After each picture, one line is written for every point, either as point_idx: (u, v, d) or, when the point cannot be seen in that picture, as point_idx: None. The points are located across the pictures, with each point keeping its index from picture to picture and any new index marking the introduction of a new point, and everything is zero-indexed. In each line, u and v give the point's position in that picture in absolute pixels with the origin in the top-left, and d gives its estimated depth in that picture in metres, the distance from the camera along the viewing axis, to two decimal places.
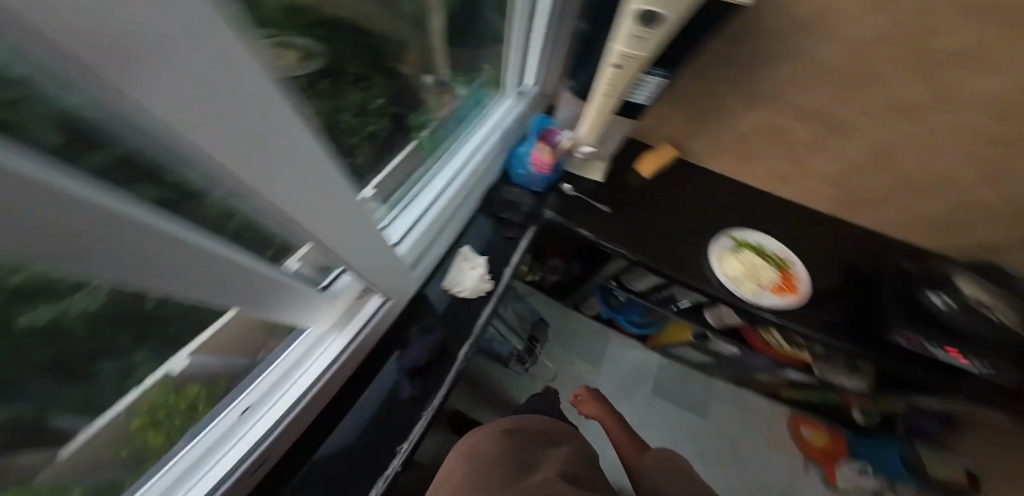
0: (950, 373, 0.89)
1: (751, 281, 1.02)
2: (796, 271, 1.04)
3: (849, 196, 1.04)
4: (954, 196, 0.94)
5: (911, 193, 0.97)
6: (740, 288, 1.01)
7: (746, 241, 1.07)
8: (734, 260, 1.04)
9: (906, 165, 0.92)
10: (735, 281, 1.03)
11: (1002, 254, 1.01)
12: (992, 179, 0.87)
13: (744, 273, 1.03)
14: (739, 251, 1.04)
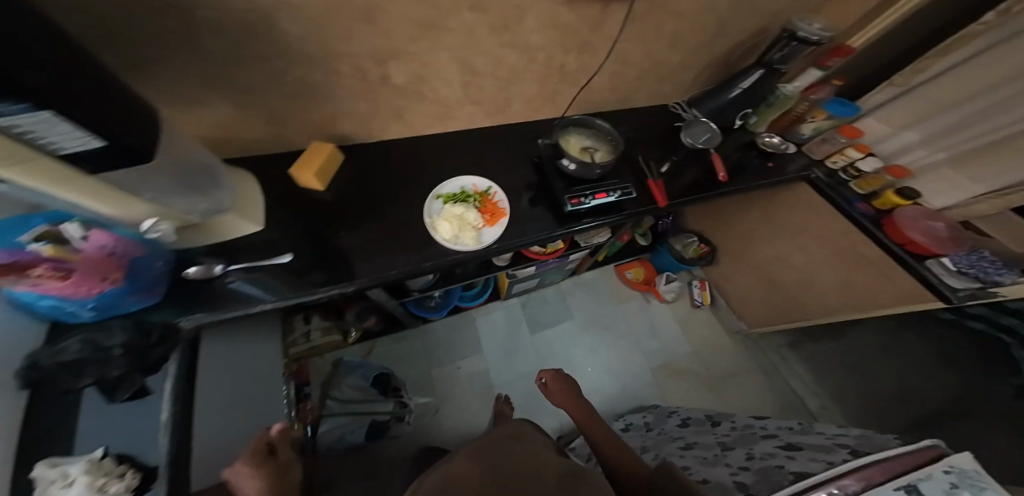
0: (616, 208, 0.99)
1: (469, 229, 0.89)
2: (498, 198, 0.96)
3: (457, 110, 0.97)
4: (529, 68, 0.93)
5: (496, 68, 0.89)
6: (461, 240, 0.88)
7: (453, 193, 0.93)
8: (443, 219, 0.88)
9: (484, 53, 0.82)
10: (453, 238, 0.88)
11: (610, 79, 1.07)
12: (548, 31, 0.83)
13: (460, 222, 0.88)
14: (447, 206, 0.90)
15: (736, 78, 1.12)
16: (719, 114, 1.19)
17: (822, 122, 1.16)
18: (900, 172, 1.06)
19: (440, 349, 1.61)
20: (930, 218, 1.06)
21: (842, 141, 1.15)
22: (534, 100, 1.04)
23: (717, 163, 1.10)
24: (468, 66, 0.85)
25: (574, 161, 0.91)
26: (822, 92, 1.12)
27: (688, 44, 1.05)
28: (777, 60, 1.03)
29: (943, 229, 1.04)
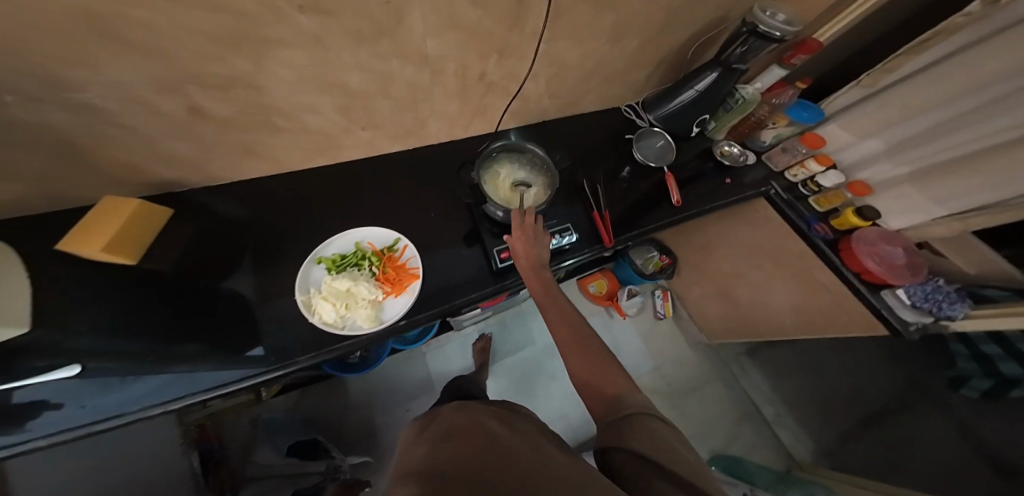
0: (558, 258, 0.79)
1: (361, 305, 0.61)
2: (409, 256, 0.69)
3: (338, 137, 0.71)
4: (431, 80, 0.68)
5: (378, 82, 0.63)
6: (352, 320, 0.61)
7: (341, 254, 0.66)
8: (321, 296, 0.59)
9: (359, 66, 0.58)
10: (340, 319, 0.61)
11: (546, 86, 0.84)
12: (443, 30, 0.59)
13: (346, 298, 0.61)
14: (331, 276, 0.61)
15: (692, 78, 0.93)
16: (675, 122, 1.00)
17: (783, 128, 1.03)
18: (862, 189, 0.96)
19: (388, 399, 1.30)
20: (889, 242, 0.96)
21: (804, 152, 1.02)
22: (448, 117, 0.79)
23: (670, 186, 0.91)
24: (333, 85, 0.59)
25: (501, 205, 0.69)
26: (783, 96, 0.99)
27: (639, 38, 0.83)
28: (736, 58, 0.84)
29: (903, 255, 0.94)
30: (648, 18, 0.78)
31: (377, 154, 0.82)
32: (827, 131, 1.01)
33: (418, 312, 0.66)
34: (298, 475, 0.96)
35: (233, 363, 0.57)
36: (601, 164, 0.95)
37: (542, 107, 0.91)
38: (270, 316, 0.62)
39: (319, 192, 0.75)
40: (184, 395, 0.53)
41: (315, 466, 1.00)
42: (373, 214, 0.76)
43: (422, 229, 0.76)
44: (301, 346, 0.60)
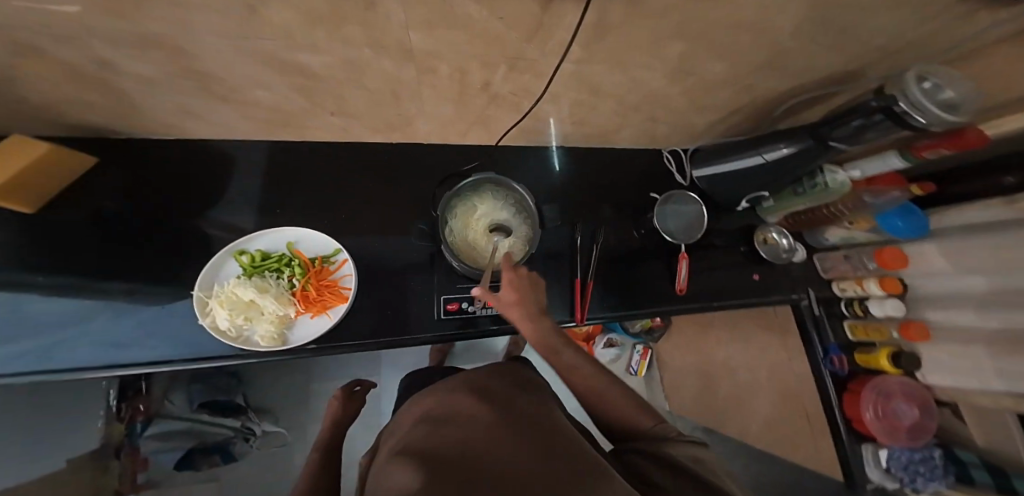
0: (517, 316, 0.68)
1: (265, 319, 0.57)
2: (342, 273, 0.64)
3: (306, 118, 0.62)
4: (418, 79, 0.55)
5: (347, 72, 0.50)
6: (253, 331, 0.57)
7: (266, 253, 0.61)
8: (224, 298, 0.56)
9: (316, 48, 0.44)
10: (236, 327, 0.56)
11: (568, 110, 0.68)
12: (435, 34, 0.44)
13: (246, 308, 0.56)
14: (238, 279, 0.57)
15: (763, 143, 0.71)
16: (718, 189, 0.82)
17: (861, 232, 0.79)
18: (917, 335, 0.76)
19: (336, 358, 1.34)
20: (907, 399, 0.78)
21: (872, 269, 0.81)
22: (441, 120, 0.67)
23: (680, 268, 0.76)
24: (288, 65, 0.47)
25: (450, 253, 0.62)
26: (883, 194, 0.72)
27: (706, 83, 0.64)
28: (839, 138, 0.60)
29: (913, 415, 0.78)
30: (724, 65, 0.58)
31: (359, 142, 0.72)
32: (915, 249, 0.77)
33: (332, 341, 0.61)
34: (202, 434, 1.08)
35: (122, 349, 0.53)
36: (610, 217, 0.81)
37: (561, 129, 0.75)
38: (167, 311, 0.56)
39: (281, 170, 0.68)
40: (44, 371, 0.51)
41: (221, 430, 1.11)
42: (332, 211, 0.69)
43: (377, 245, 0.69)
44: (184, 348, 0.55)
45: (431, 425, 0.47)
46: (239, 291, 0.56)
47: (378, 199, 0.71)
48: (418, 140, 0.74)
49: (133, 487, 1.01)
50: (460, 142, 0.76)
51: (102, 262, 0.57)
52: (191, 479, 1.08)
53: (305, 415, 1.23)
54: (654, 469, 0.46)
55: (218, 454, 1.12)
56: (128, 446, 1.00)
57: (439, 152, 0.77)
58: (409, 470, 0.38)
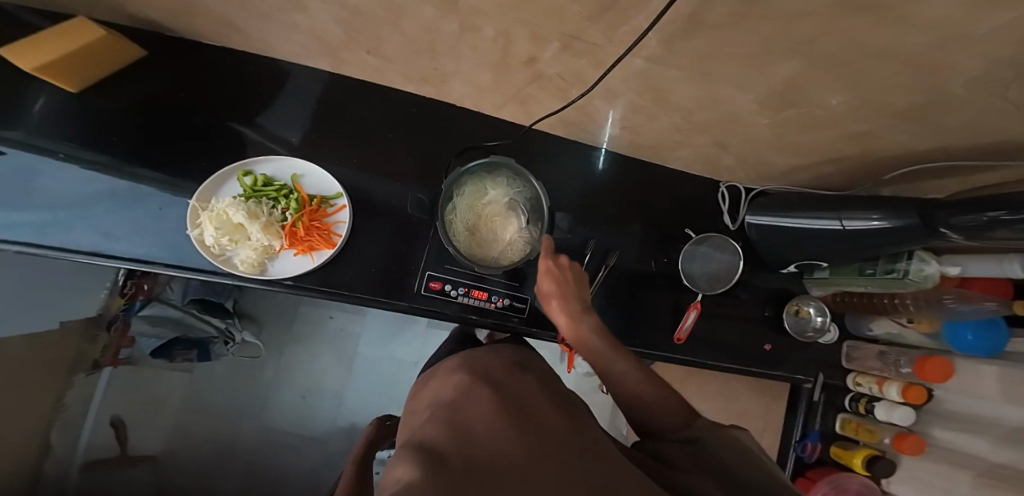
0: (502, 315, 0.65)
1: (250, 245, 0.55)
2: (338, 219, 0.60)
3: (341, 52, 0.54)
4: (461, 34, 0.46)
5: (384, 12, 0.42)
6: (235, 254, 0.56)
7: (269, 178, 0.57)
8: (213, 214, 0.54)
9: None
10: (222, 246, 0.55)
11: (622, 109, 0.58)
12: None
13: (233, 231, 0.55)
14: (234, 199, 0.54)
15: (848, 208, 0.57)
16: (767, 245, 0.71)
17: (915, 335, 0.67)
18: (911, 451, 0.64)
19: None
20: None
21: (903, 372, 0.69)
22: (478, 87, 0.59)
23: (686, 318, 0.71)
24: None
25: (446, 237, 0.57)
26: (970, 302, 0.59)
27: (800, 126, 0.51)
28: (956, 226, 0.44)
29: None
30: (836, 112, 0.45)
31: (388, 89, 0.66)
32: (968, 365, 0.66)
33: (309, 283, 0.59)
34: (187, 329, 0.82)
35: (111, 240, 0.55)
36: (627, 241, 0.74)
37: (607, 129, 0.66)
38: (162, 214, 0.57)
39: (302, 99, 0.64)
40: (37, 243, 0.53)
41: (204, 328, 0.84)
42: (341, 154, 0.65)
43: (375, 200, 0.65)
44: (170, 254, 0.56)
45: (439, 411, 0.44)
46: (230, 210, 0.54)
47: (391, 155, 0.66)
48: (450, 101, 0.67)
49: (115, 359, 0.86)
50: (493, 116, 0.69)
51: (108, 147, 0.57)
52: (160, 378, 0.92)
53: (302, 353, 0.98)
54: (684, 454, 0.39)
55: (196, 352, 0.88)
56: (121, 321, 0.82)
57: (469, 121, 0.70)
58: (410, 456, 0.35)
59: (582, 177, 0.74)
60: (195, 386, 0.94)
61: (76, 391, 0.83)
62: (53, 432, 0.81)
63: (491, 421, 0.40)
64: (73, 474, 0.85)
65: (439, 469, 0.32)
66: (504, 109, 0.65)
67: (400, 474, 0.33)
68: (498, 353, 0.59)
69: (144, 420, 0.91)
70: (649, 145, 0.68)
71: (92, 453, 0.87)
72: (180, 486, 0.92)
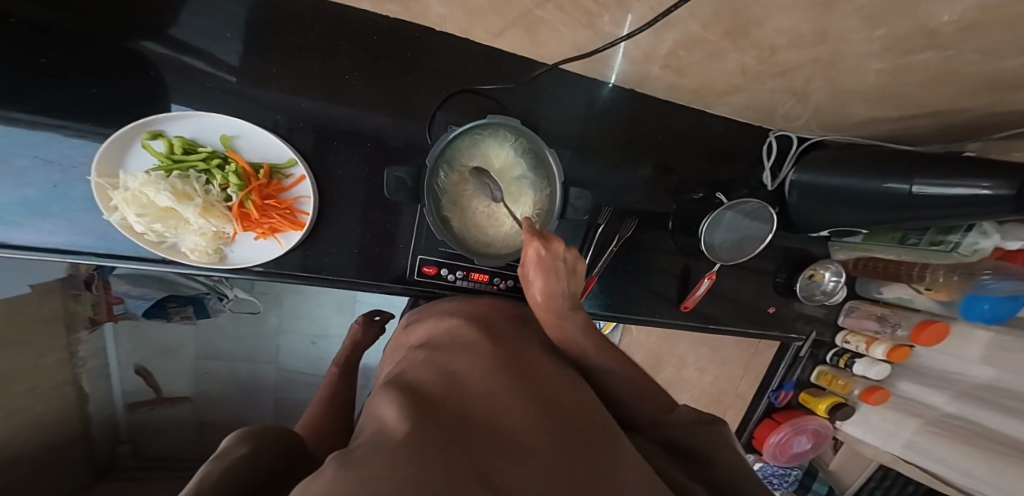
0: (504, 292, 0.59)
1: (193, 230, 0.44)
2: (298, 193, 0.49)
3: None
4: None
5: None
6: (181, 241, 0.46)
7: (191, 143, 0.44)
8: (128, 197, 0.41)
9: None
10: (160, 234, 0.45)
11: (670, 43, 0.42)
12: None
13: (164, 216, 0.43)
14: (150, 176, 0.41)
15: (922, 171, 0.46)
16: (801, 211, 0.64)
17: (926, 300, 0.63)
18: (874, 400, 0.69)
19: None
20: (811, 435, 0.79)
21: (897, 335, 0.67)
22: (465, 5, 0.41)
23: (699, 286, 0.66)
24: None
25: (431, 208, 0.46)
26: (1011, 279, 0.52)
27: (922, 72, 0.38)
28: None
29: (804, 447, 0.80)
30: (999, 53, 0.31)
31: (338, 5, 0.47)
32: (964, 330, 0.62)
33: (282, 267, 0.51)
34: (175, 288, 0.82)
35: (10, 228, 0.43)
36: (639, 204, 0.65)
37: (640, 68, 0.50)
38: (62, 194, 0.44)
39: (221, 18, 0.45)
40: None
41: (193, 286, 0.84)
42: (287, 105, 0.49)
43: (339, 167, 0.52)
44: (102, 242, 0.47)
45: (434, 355, 0.40)
46: (148, 192, 0.41)
47: (355, 102, 0.51)
48: (428, 24, 0.49)
49: (113, 316, 0.80)
50: (491, 43, 0.51)
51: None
52: (166, 328, 0.85)
53: (298, 300, 0.93)
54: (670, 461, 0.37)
55: (192, 307, 0.85)
56: (98, 281, 0.78)
57: (454, 53, 0.52)
58: (397, 397, 0.32)
59: (599, 127, 0.61)
60: (203, 334, 0.88)
61: (86, 347, 0.80)
62: (82, 381, 0.80)
63: (490, 374, 0.36)
64: (118, 415, 0.85)
65: (424, 419, 0.28)
66: (502, 37, 0.48)
67: (386, 416, 0.29)
68: (497, 303, 0.55)
69: (168, 365, 0.87)
70: (694, 89, 0.53)
71: (127, 397, 0.85)
72: (219, 417, 0.93)
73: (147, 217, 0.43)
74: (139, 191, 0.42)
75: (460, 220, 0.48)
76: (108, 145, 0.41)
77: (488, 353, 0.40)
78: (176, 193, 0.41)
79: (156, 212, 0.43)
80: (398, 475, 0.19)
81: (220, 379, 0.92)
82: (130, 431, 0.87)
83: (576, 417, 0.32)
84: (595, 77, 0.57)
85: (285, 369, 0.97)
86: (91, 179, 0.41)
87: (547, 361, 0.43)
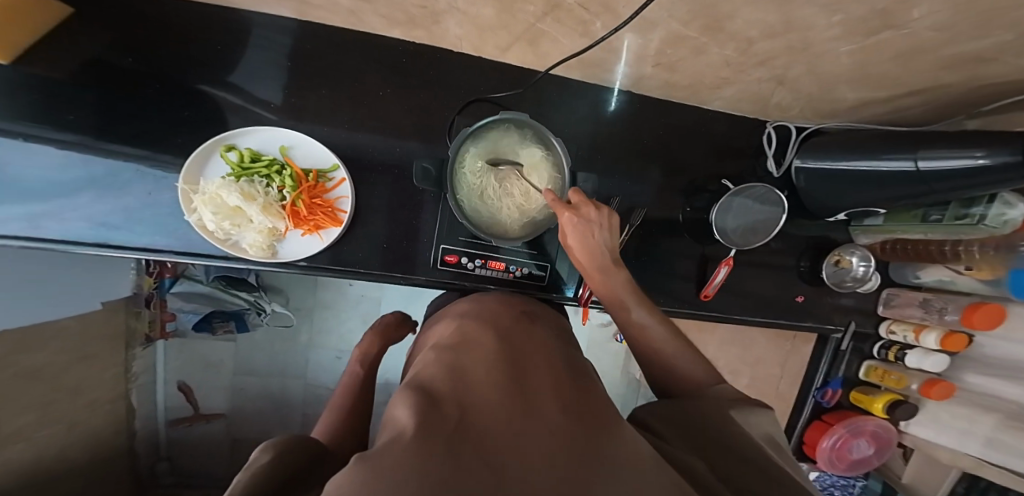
0: (529, 284, 0.62)
1: (254, 227, 0.51)
2: (339, 194, 0.55)
3: None
4: None
5: None
6: (241, 239, 0.53)
7: (256, 153, 0.52)
8: (207, 200, 0.50)
9: None
10: (226, 232, 0.52)
11: (657, 42, 0.48)
12: None
13: (232, 214, 0.51)
14: (224, 180, 0.50)
15: (924, 148, 0.47)
16: (814, 194, 0.65)
17: (970, 281, 0.59)
18: (937, 394, 0.63)
19: None
20: (871, 439, 0.72)
21: (947, 320, 0.62)
22: (477, 24, 0.49)
23: (716, 274, 0.66)
24: None
25: (452, 194, 0.51)
26: None
27: (894, 49, 0.41)
28: None
29: (867, 453, 0.73)
30: (956, 26, 0.34)
31: (373, 37, 0.57)
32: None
33: (323, 262, 0.57)
34: (221, 303, 0.88)
35: (110, 231, 0.53)
36: (649, 196, 0.68)
37: (635, 68, 0.56)
38: (153, 201, 0.54)
39: (282, 54, 0.56)
40: (29, 239, 0.51)
41: (236, 301, 0.89)
42: (329, 118, 0.58)
43: (372, 169, 0.59)
44: (179, 242, 0.54)
45: (446, 355, 0.40)
46: (220, 196, 0.50)
47: (385, 116, 0.59)
48: (447, 47, 0.57)
49: (165, 333, 0.92)
50: (499, 59, 0.59)
51: (65, 126, 0.51)
52: (203, 346, 0.96)
53: (329, 316, 0.99)
54: (689, 417, 0.41)
55: (234, 321, 0.92)
56: (157, 298, 0.89)
57: (469, 70, 0.61)
58: (410, 397, 0.30)
59: (604, 128, 0.66)
60: (241, 352, 0.97)
61: (139, 362, 0.90)
62: (132, 395, 0.89)
63: (493, 371, 0.36)
64: (160, 429, 0.96)
65: (435, 415, 0.27)
66: (510, 52, 0.55)
67: (401, 413, 0.28)
68: (509, 300, 0.58)
69: (207, 381, 0.97)
70: (687, 85, 0.59)
71: (169, 413, 0.96)
72: (248, 435, 0.99)
73: (222, 214, 0.50)
74: (211, 193, 0.50)
75: (472, 192, 0.52)
76: (190, 163, 0.51)
77: (499, 353, 0.40)
78: (242, 195, 0.49)
79: (221, 210, 0.50)
80: (429, 469, 0.18)
81: (256, 394, 0.99)
82: (168, 448, 0.97)
83: (588, 414, 0.32)
84: (595, 84, 0.64)
85: (314, 384, 1.00)
86: (182, 188, 0.51)
87: (552, 356, 0.43)
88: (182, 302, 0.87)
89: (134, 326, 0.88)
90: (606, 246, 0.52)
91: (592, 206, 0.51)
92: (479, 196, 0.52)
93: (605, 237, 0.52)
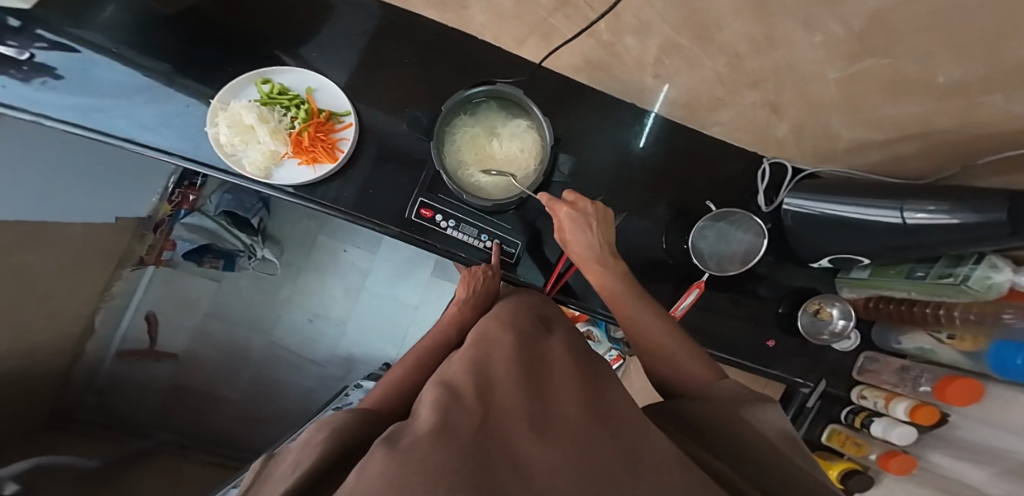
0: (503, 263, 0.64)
1: (259, 147, 0.55)
2: (343, 136, 0.60)
3: None
4: None
5: None
6: (244, 156, 0.56)
7: (286, 88, 0.58)
8: (230, 115, 0.55)
9: None
10: (232, 146, 0.56)
11: (656, 49, 0.53)
12: None
13: (245, 132, 0.55)
14: (250, 103, 0.55)
15: (912, 201, 0.46)
16: (801, 236, 0.64)
17: (950, 352, 0.55)
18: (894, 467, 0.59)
19: None
20: None
21: (921, 392, 0.57)
22: (499, 14, 0.56)
23: (686, 296, 0.65)
24: None
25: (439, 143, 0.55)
26: None
27: (877, 82, 0.42)
28: None
29: None
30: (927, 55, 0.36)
31: (409, 13, 0.64)
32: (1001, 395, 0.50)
33: (311, 194, 0.60)
34: (218, 240, 0.92)
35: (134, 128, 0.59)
36: (637, 206, 0.70)
37: (637, 77, 0.60)
38: (191, 112, 0.60)
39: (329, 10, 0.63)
40: (62, 123, 0.57)
41: (234, 242, 0.93)
42: (355, 72, 0.64)
43: (380, 123, 0.63)
44: (193, 149, 0.59)
45: (467, 353, 0.35)
46: (240, 111, 0.55)
47: (404, 80, 0.65)
48: (473, 32, 0.64)
49: (159, 260, 0.96)
50: (517, 52, 0.65)
51: (129, 32, 0.58)
52: (186, 284, 0.99)
53: (313, 278, 1.01)
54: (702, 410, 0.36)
55: (222, 261, 0.96)
56: (167, 225, 0.93)
57: (490, 57, 0.66)
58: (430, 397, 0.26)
59: (602, 134, 0.69)
60: (220, 294, 1.00)
61: (121, 283, 0.93)
62: (97, 315, 0.89)
63: (516, 364, 0.31)
64: (107, 360, 0.92)
65: (456, 414, 0.23)
66: (527, 45, 0.61)
67: (420, 415, 0.23)
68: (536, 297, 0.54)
69: (175, 319, 0.99)
70: (685, 102, 0.62)
71: (125, 344, 0.94)
72: (195, 383, 0.99)
73: (235, 128, 0.55)
74: (235, 111, 0.55)
75: (457, 146, 0.56)
76: (231, 87, 0.57)
77: (523, 344, 0.35)
78: (261, 114, 0.54)
79: (234, 126, 0.55)
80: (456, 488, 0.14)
81: (218, 343, 1.00)
82: (105, 381, 0.91)
83: (624, 410, 0.27)
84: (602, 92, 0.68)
85: (277, 343, 1.01)
86: (216, 103, 0.56)
87: (580, 351, 0.37)
88: (184, 232, 0.91)
89: (134, 248, 0.92)
90: (600, 243, 0.54)
91: (587, 202, 0.54)
92: (462, 150, 0.57)
93: (599, 239, 0.54)
